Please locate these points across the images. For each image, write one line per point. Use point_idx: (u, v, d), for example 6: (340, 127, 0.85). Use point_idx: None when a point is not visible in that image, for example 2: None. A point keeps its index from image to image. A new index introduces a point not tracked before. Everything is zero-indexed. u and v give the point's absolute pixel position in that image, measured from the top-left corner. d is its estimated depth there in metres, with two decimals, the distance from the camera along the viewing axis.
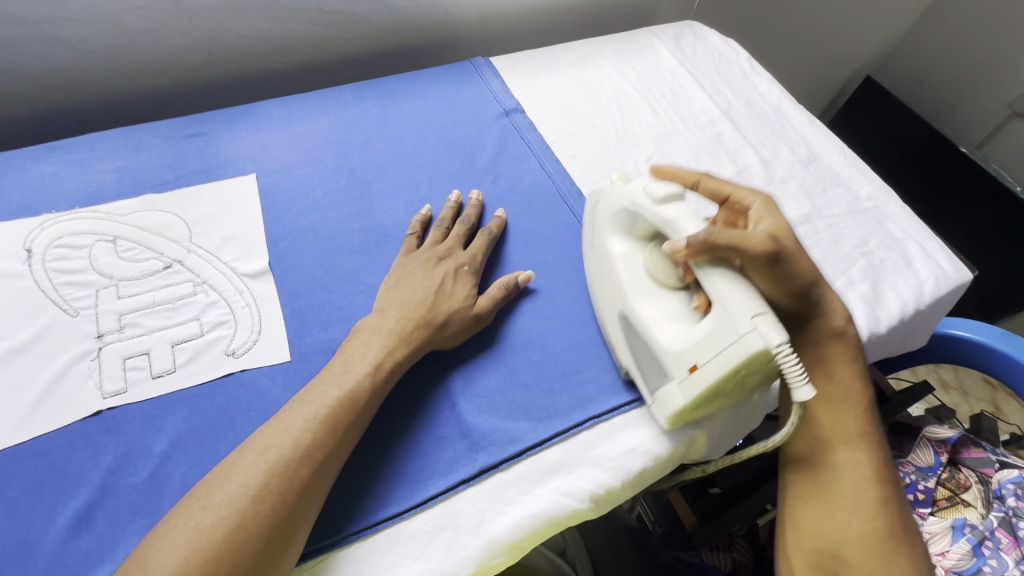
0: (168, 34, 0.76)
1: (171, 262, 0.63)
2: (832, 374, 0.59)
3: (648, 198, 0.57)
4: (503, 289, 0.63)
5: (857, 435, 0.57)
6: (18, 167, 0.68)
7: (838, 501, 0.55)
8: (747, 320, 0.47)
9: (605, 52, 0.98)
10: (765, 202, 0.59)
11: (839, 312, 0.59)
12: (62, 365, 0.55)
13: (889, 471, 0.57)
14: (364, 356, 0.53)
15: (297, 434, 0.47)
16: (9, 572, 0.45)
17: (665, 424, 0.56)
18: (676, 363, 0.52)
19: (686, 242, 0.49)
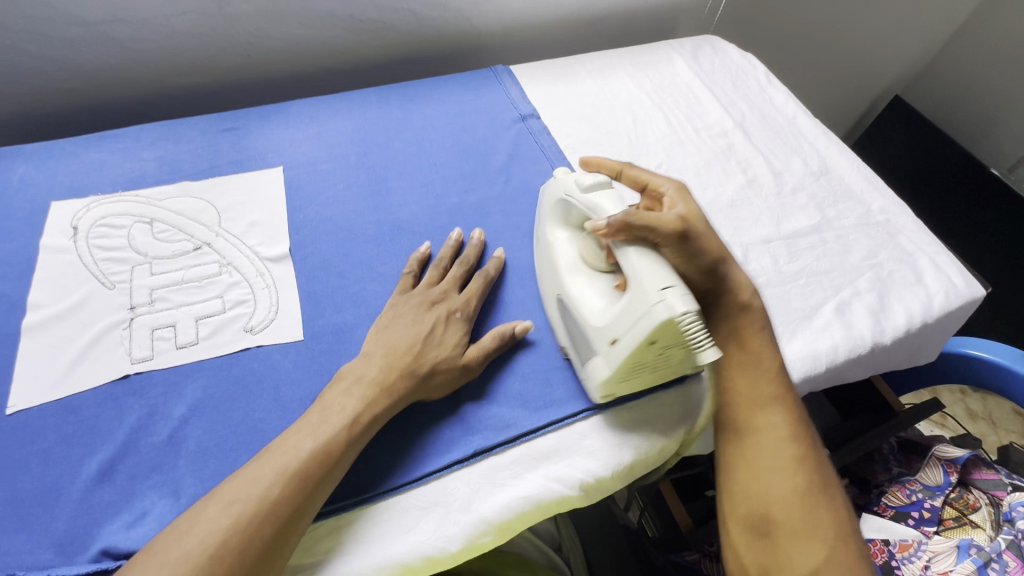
0: (212, 37, 0.82)
1: (200, 244, 0.67)
2: (744, 344, 0.61)
3: (577, 186, 0.61)
4: (497, 339, 0.61)
5: (771, 399, 0.59)
6: (70, 153, 0.74)
7: (761, 464, 0.56)
8: (655, 292, 0.50)
9: (623, 63, 1.01)
10: (677, 186, 0.63)
11: (744, 287, 0.62)
12: (97, 331, 0.59)
13: (805, 430, 0.58)
14: (343, 406, 0.52)
15: (264, 490, 0.46)
16: (38, 514, 0.49)
17: (597, 399, 0.58)
18: (600, 339, 0.55)
19: (605, 223, 0.54)
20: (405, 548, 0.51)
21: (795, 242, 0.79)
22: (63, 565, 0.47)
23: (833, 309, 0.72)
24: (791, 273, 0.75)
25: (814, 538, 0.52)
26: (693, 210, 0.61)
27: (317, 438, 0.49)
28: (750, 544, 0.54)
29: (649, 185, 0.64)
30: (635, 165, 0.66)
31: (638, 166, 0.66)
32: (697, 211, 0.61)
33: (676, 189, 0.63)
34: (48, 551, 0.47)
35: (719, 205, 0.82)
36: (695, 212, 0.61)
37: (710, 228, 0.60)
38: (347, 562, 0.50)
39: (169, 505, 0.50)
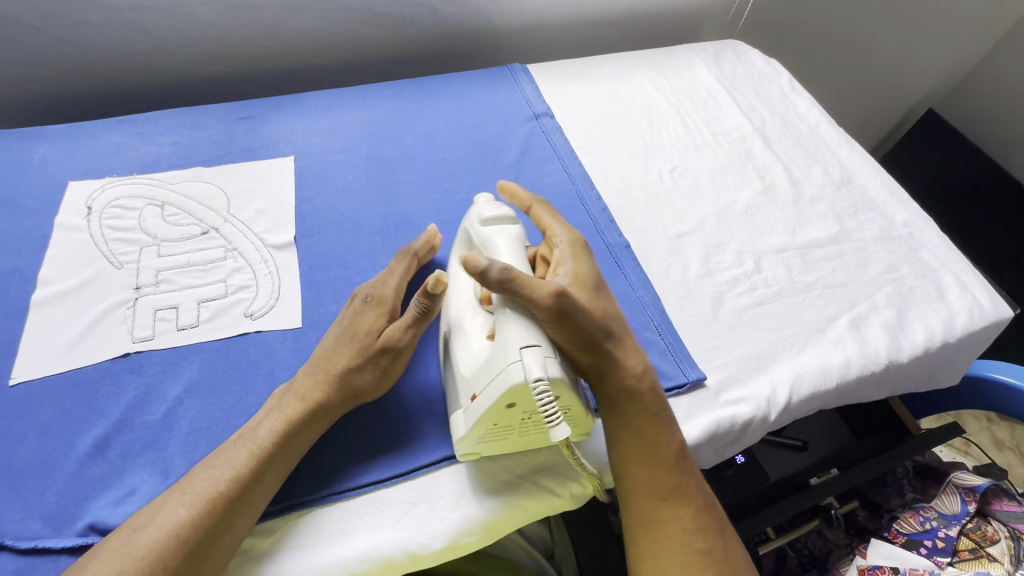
0: (233, 26, 0.83)
1: (208, 228, 0.68)
2: (638, 431, 0.52)
3: (478, 215, 0.58)
4: (416, 310, 0.55)
5: (674, 489, 0.52)
6: (91, 135, 0.76)
7: (668, 564, 0.50)
8: (515, 350, 0.46)
9: (642, 65, 0.99)
10: (573, 241, 0.58)
11: (633, 366, 0.54)
12: (102, 309, 0.60)
13: (709, 514, 0.53)
14: (257, 425, 0.51)
15: (169, 513, 0.45)
16: (31, 485, 0.50)
17: (459, 454, 0.53)
18: (464, 392, 0.51)
19: (484, 268, 0.48)
20: (388, 542, 0.50)
21: (811, 252, 0.76)
22: (51, 537, 0.47)
23: (848, 322, 0.69)
24: (805, 284, 0.73)
25: None
26: (581, 273, 0.55)
27: (231, 455, 0.49)
28: None
29: (546, 232, 0.59)
30: (543, 206, 0.61)
31: (545, 208, 0.61)
32: (587, 275, 0.55)
33: (569, 244, 0.57)
34: (38, 521, 0.48)
35: (733, 211, 0.80)
36: (584, 274, 0.55)
37: (597, 296, 0.54)
38: (331, 552, 0.49)
39: (157, 485, 0.51)
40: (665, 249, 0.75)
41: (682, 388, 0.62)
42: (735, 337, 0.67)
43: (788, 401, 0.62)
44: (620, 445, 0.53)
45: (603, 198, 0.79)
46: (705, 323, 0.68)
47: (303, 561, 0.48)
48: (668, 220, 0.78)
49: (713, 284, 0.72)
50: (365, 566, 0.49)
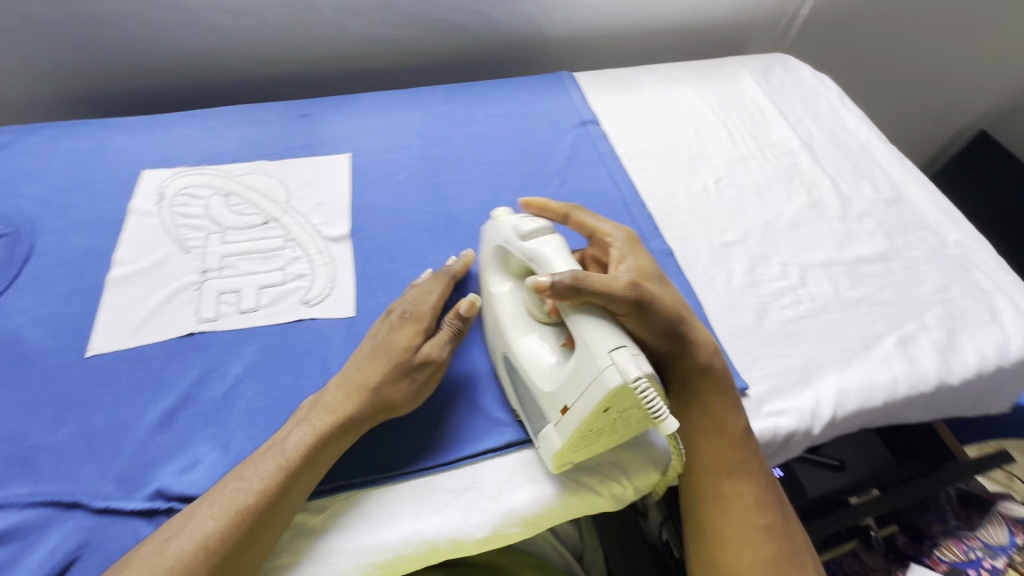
0: (298, 28, 0.87)
1: (269, 219, 0.72)
2: (706, 412, 0.57)
3: (515, 231, 0.57)
4: (450, 331, 0.59)
5: (738, 467, 0.55)
6: (163, 127, 0.81)
7: (730, 535, 0.54)
8: (604, 355, 0.46)
9: (688, 77, 1.00)
10: (626, 237, 0.60)
11: (705, 350, 0.57)
12: (171, 290, 0.64)
13: (770, 495, 0.56)
14: (285, 436, 0.51)
15: (198, 524, 0.46)
16: (104, 450, 0.53)
17: (551, 468, 0.54)
18: (551, 407, 0.51)
19: (550, 281, 0.48)
20: (433, 528, 0.51)
21: (858, 268, 0.76)
22: (122, 499, 0.50)
23: (896, 341, 0.68)
24: (852, 300, 0.72)
25: None
26: (643, 265, 0.57)
27: (260, 466, 0.49)
28: None
29: (596, 234, 0.61)
30: (584, 211, 0.62)
31: (586, 212, 0.62)
32: (648, 267, 0.57)
33: (624, 239, 0.59)
34: (110, 484, 0.51)
35: (779, 224, 0.80)
36: (646, 267, 0.57)
37: (664, 286, 0.57)
38: (378, 533, 0.51)
39: (218, 457, 0.53)
40: (709, 259, 0.75)
41: None
42: (778, 349, 0.67)
43: (833, 416, 0.62)
44: (689, 424, 0.58)
45: (647, 206, 0.80)
46: (748, 334, 0.68)
47: (352, 540, 0.50)
48: (712, 230, 0.78)
49: (757, 295, 0.72)
50: (411, 548, 0.50)
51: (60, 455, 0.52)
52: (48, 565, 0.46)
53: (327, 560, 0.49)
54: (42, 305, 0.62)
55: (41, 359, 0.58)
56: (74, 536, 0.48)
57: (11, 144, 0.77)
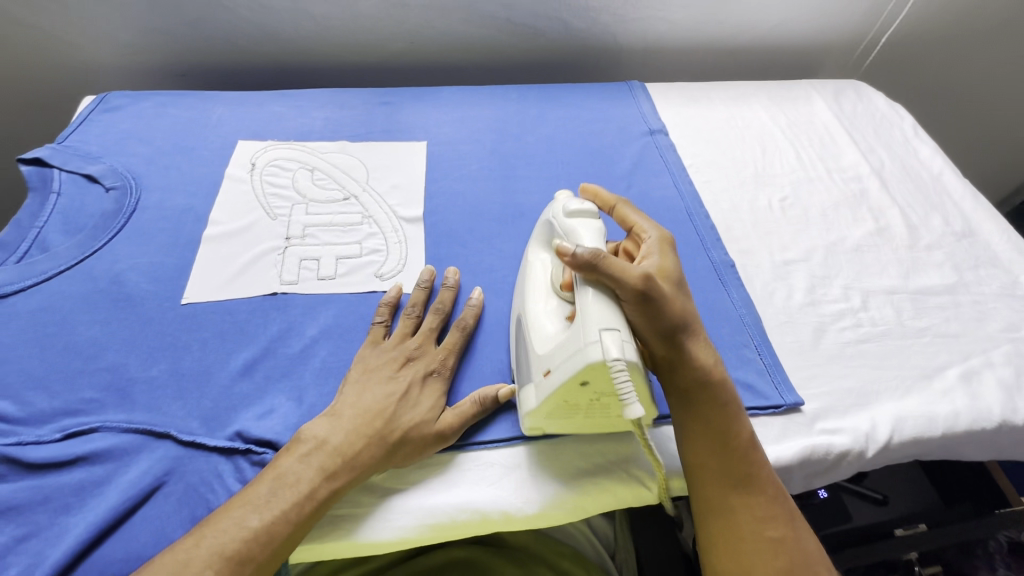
0: (387, 21, 0.92)
1: (349, 196, 0.76)
2: (708, 421, 0.53)
3: (563, 209, 0.58)
4: (476, 404, 0.57)
5: (745, 479, 0.52)
6: (258, 103, 0.87)
7: (739, 549, 0.51)
8: (595, 330, 0.47)
9: (758, 95, 1.01)
10: (661, 238, 0.58)
11: (708, 359, 0.54)
12: (258, 252, 0.69)
13: (781, 505, 0.53)
14: (297, 479, 0.49)
15: (195, 574, 0.42)
16: (191, 389, 0.57)
17: (525, 428, 0.56)
18: (537, 368, 0.53)
19: (573, 250, 0.49)
20: (487, 498, 0.54)
21: (923, 299, 0.75)
22: (206, 435, 0.54)
23: (959, 374, 0.67)
24: (915, 329, 0.71)
25: None
26: (666, 267, 0.55)
27: (267, 516, 0.46)
28: None
29: (634, 229, 0.61)
30: (630, 204, 0.62)
31: (632, 206, 0.62)
32: (671, 270, 0.55)
33: (657, 238, 0.58)
34: (196, 421, 0.55)
35: (843, 247, 0.79)
36: (670, 269, 0.55)
37: (681, 292, 0.54)
38: (436, 497, 0.53)
39: (292, 408, 0.57)
40: (769, 274, 0.75)
41: (777, 409, 0.62)
42: (836, 369, 0.67)
43: (888, 440, 0.61)
44: (689, 434, 0.54)
45: (711, 217, 0.81)
46: (805, 351, 0.68)
47: (412, 502, 0.53)
48: (774, 246, 0.79)
49: (816, 314, 0.71)
50: (465, 515, 0.53)
51: (153, 389, 0.57)
52: (136, 487, 0.50)
53: (388, 517, 0.52)
54: (144, 254, 0.67)
55: (141, 302, 0.63)
56: (161, 463, 0.52)
57: (124, 107, 0.84)
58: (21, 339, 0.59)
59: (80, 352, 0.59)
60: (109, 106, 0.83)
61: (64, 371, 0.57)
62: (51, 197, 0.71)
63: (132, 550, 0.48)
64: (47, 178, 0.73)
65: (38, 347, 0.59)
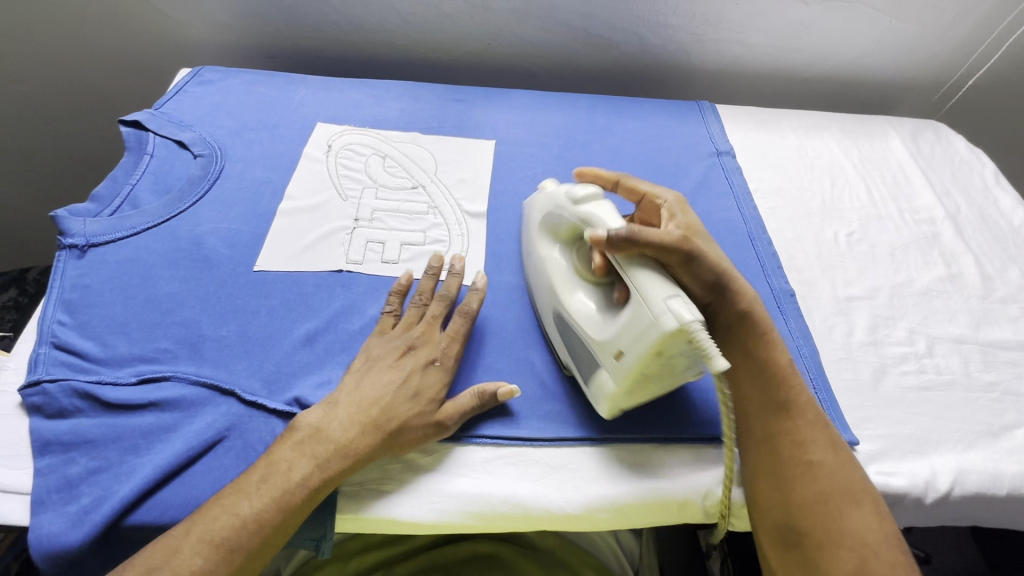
0: (468, 22, 0.95)
1: (417, 185, 0.78)
2: (751, 352, 0.59)
3: (568, 196, 0.60)
4: (476, 398, 0.56)
5: (780, 406, 0.57)
6: (339, 89, 0.90)
7: (778, 470, 0.54)
8: (660, 302, 0.47)
9: (831, 127, 0.99)
10: (676, 198, 0.65)
11: (746, 295, 0.58)
12: (329, 230, 0.71)
13: (819, 434, 0.56)
14: (288, 469, 0.49)
15: (185, 560, 0.45)
16: (257, 351, 0.60)
17: (603, 413, 0.56)
18: (604, 353, 0.53)
19: (606, 234, 0.51)
20: (530, 494, 0.54)
21: (994, 352, 0.71)
22: (267, 397, 0.56)
23: None
24: (983, 383, 0.68)
25: (841, 550, 0.49)
26: (691, 223, 0.62)
27: (257, 503, 0.48)
28: (779, 556, 0.52)
29: (647, 197, 0.65)
30: (632, 176, 0.67)
31: (634, 178, 0.67)
32: (694, 225, 0.62)
33: (674, 199, 0.64)
34: (258, 382, 0.57)
35: (910, 290, 0.77)
36: (694, 226, 0.63)
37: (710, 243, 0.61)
38: (481, 484, 0.54)
39: None
40: (830, 309, 0.74)
41: None
42: (895, 413, 0.64)
43: (948, 493, 0.59)
44: (734, 367, 0.59)
45: (773, 245, 0.79)
46: (863, 391, 0.66)
47: (457, 486, 0.54)
48: (837, 281, 0.77)
49: (877, 355, 0.69)
50: (506, 507, 0.53)
51: (222, 347, 0.60)
52: (200, 438, 0.53)
53: (433, 498, 0.53)
54: (223, 220, 0.71)
55: (217, 265, 0.66)
56: (223, 419, 0.55)
57: (215, 82, 0.88)
58: (108, 286, 0.63)
59: (159, 305, 0.62)
60: (203, 79, 0.88)
61: (143, 320, 0.61)
62: (144, 158, 0.76)
63: (191, 497, 0.50)
64: (142, 141, 0.78)
65: (122, 295, 0.62)
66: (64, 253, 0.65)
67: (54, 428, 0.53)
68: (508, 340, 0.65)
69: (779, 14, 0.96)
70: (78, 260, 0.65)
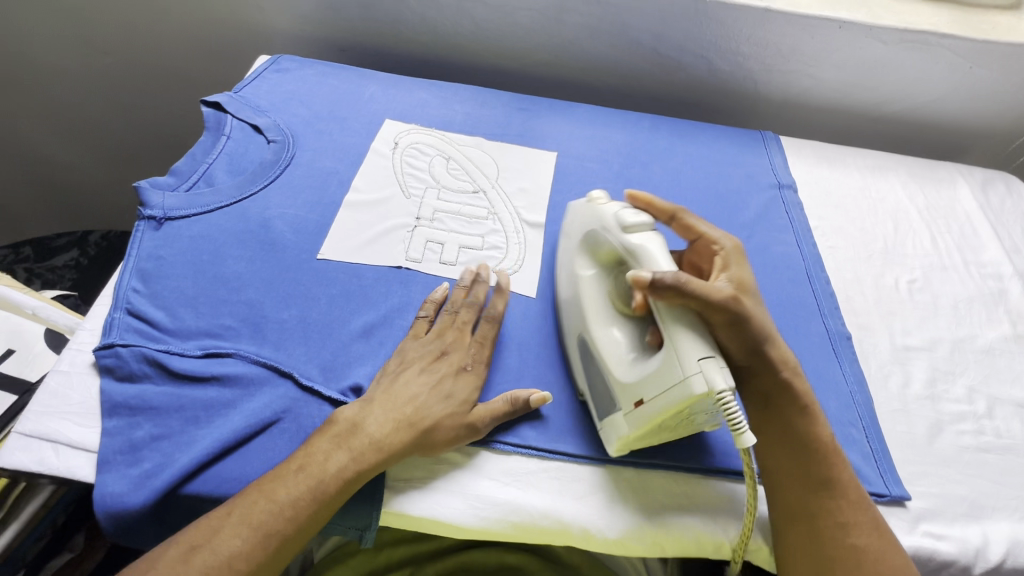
0: (539, 32, 0.96)
1: (478, 190, 0.79)
2: (789, 423, 0.56)
3: (616, 222, 0.58)
4: (507, 404, 0.57)
5: (820, 485, 0.54)
6: (408, 87, 0.92)
7: (819, 553, 0.52)
8: (692, 362, 0.47)
9: (898, 169, 0.96)
10: (734, 246, 0.60)
11: (788, 364, 0.56)
12: (391, 226, 0.73)
13: (861, 516, 0.53)
14: (325, 460, 0.50)
15: (224, 540, 0.46)
16: (315, 338, 0.61)
17: (610, 450, 0.56)
18: (624, 395, 0.53)
19: (651, 279, 0.49)
20: (571, 511, 0.54)
21: None
22: (322, 384, 0.58)
23: None
24: None
25: None
26: (744, 277, 0.58)
27: (294, 489, 0.48)
28: None
29: (701, 237, 0.62)
30: (689, 212, 0.63)
31: (692, 214, 0.63)
32: (749, 280, 0.58)
33: (732, 247, 0.60)
34: (315, 369, 0.59)
35: (971, 346, 0.75)
36: (747, 279, 0.58)
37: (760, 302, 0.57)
38: (523, 495, 0.54)
39: None
40: (887, 357, 0.72)
41: (881, 498, 0.59)
42: (950, 473, 0.62)
43: (1001, 563, 0.57)
44: (765, 437, 0.57)
45: (832, 285, 0.78)
46: (917, 446, 0.64)
47: (500, 494, 0.54)
48: (896, 328, 0.75)
49: (933, 410, 0.67)
50: (547, 521, 0.53)
51: (283, 330, 0.61)
52: (258, 417, 0.54)
53: (476, 504, 0.53)
54: (292, 206, 0.73)
55: (283, 249, 0.68)
56: (280, 401, 0.56)
57: (291, 71, 0.91)
58: (181, 260, 0.65)
59: (225, 283, 0.64)
60: (280, 67, 0.91)
61: (210, 296, 0.63)
62: (221, 139, 0.78)
63: (245, 473, 0.52)
64: (220, 122, 0.80)
65: (193, 270, 0.65)
66: (143, 224, 0.67)
67: (123, 391, 0.55)
68: (559, 354, 0.65)
69: (855, 51, 0.94)
70: (155, 232, 0.67)
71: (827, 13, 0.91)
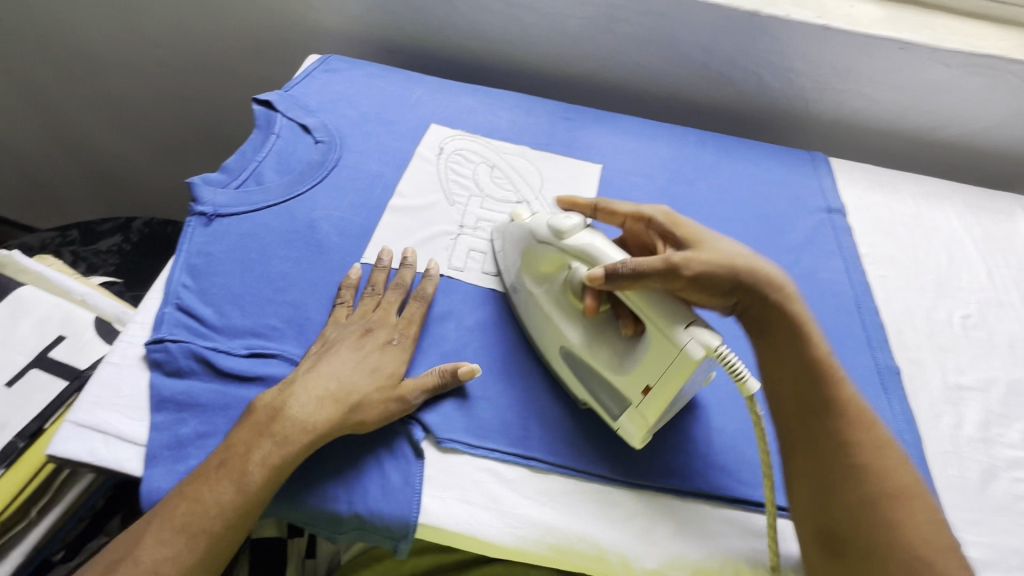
0: (588, 41, 0.95)
1: (522, 200, 0.79)
2: (789, 347, 0.55)
3: (550, 233, 0.59)
4: (436, 376, 0.58)
5: (821, 407, 0.53)
6: (454, 92, 0.92)
7: (819, 473, 0.51)
8: (681, 333, 0.49)
9: (953, 198, 0.93)
10: (662, 211, 0.62)
11: (774, 289, 0.55)
12: (435, 232, 0.73)
13: (864, 436, 0.52)
14: (245, 452, 0.50)
15: (151, 550, 0.47)
16: None
17: (635, 445, 0.57)
18: (631, 386, 0.54)
19: (603, 273, 0.53)
20: (608, 536, 0.53)
21: None
22: None
23: None
24: None
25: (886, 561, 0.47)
26: (693, 227, 0.59)
27: (217, 487, 0.49)
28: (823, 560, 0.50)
29: (632, 214, 0.64)
30: (608, 200, 0.66)
31: (612, 201, 0.66)
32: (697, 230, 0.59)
33: (661, 212, 0.61)
34: None
35: None
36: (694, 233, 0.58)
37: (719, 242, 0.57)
38: (560, 516, 0.54)
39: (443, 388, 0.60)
40: (938, 395, 0.69)
41: None
42: (1003, 522, 0.60)
43: None
44: (770, 366, 0.56)
45: (881, 316, 0.75)
46: (968, 491, 0.61)
47: (538, 514, 0.54)
48: (948, 366, 0.72)
49: (986, 454, 0.65)
50: (585, 545, 0.53)
51: None
52: None
53: (513, 522, 0.53)
54: (337, 208, 0.73)
55: (328, 251, 0.69)
56: None
57: (341, 71, 0.92)
58: (229, 258, 0.66)
59: (271, 282, 0.65)
60: (329, 68, 0.92)
61: (256, 295, 0.63)
62: (271, 137, 0.79)
63: None
64: (270, 120, 0.81)
65: (240, 268, 0.65)
66: (194, 220, 0.69)
67: (171, 386, 0.56)
68: None
69: (915, 73, 0.91)
70: (205, 228, 0.68)
71: (889, 33, 0.88)
